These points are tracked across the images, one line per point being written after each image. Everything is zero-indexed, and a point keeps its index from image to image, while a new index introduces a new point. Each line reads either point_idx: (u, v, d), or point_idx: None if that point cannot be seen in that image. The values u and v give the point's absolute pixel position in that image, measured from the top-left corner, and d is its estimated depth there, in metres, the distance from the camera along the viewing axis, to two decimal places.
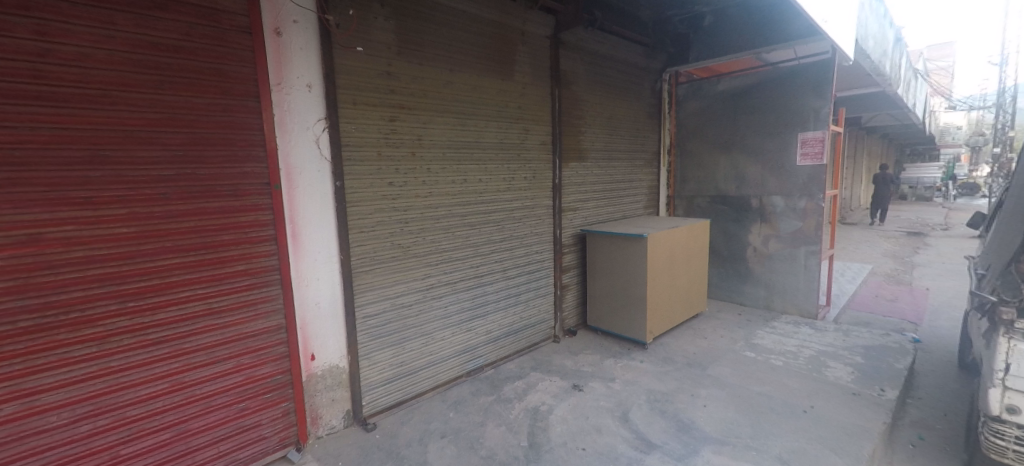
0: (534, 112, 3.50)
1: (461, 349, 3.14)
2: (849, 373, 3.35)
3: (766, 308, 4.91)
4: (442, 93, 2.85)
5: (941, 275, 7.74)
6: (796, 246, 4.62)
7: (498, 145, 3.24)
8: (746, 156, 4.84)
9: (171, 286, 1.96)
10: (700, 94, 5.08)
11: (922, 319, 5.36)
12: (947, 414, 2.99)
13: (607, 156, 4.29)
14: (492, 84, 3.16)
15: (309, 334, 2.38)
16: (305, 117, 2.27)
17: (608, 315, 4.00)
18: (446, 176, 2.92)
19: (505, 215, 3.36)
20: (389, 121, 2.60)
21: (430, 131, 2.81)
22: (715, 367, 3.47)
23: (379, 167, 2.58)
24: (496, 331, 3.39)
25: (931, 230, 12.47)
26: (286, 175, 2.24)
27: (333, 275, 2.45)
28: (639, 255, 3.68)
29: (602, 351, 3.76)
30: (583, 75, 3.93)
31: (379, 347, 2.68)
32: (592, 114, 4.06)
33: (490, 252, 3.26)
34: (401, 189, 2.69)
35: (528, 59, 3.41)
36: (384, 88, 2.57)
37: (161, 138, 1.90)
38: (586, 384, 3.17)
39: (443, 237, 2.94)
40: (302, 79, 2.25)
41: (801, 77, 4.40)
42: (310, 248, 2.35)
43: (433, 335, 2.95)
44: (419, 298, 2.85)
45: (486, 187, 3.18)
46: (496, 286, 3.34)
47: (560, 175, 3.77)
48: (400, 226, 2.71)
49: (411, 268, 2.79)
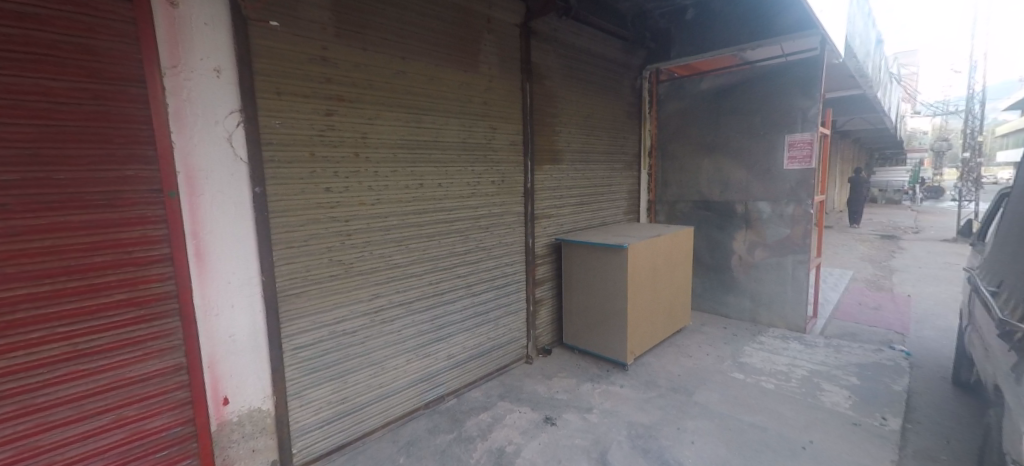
0: (502, 108, 3.13)
1: (418, 378, 2.74)
2: (845, 398, 3.19)
3: (751, 320, 4.65)
4: (393, 85, 2.44)
5: (920, 281, 7.67)
6: (782, 254, 4.37)
7: (461, 145, 2.85)
8: (732, 159, 4.55)
9: (17, 326, 1.51)
10: (681, 93, 4.78)
11: (908, 329, 5.21)
12: (950, 442, 2.76)
13: (584, 157, 3.95)
14: (454, 75, 2.77)
15: (219, 373, 1.93)
16: (213, 108, 1.82)
17: (585, 333, 3.65)
18: (399, 180, 2.51)
19: (470, 224, 2.97)
20: (326, 115, 2.17)
21: (378, 128, 2.39)
22: (702, 392, 3.18)
23: (313, 169, 2.14)
24: (459, 354, 3.00)
25: (904, 233, 12.59)
26: (188, 180, 1.79)
27: (254, 302, 2.00)
28: (618, 268, 3.35)
29: (579, 373, 3.41)
30: (557, 69, 3.58)
31: (314, 384, 2.24)
32: (568, 112, 3.71)
33: (452, 266, 2.87)
34: (342, 196, 2.26)
35: (494, 49, 3.03)
36: (319, 76, 2.14)
37: (2, 132, 1.46)
38: (560, 417, 2.82)
39: (394, 250, 2.52)
40: (207, 61, 1.81)
41: (789, 74, 4.13)
42: (222, 270, 1.89)
43: (384, 364, 2.54)
44: (367, 324, 2.42)
45: (446, 193, 2.79)
46: (460, 304, 2.95)
47: (533, 179, 3.41)
48: (342, 240, 2.28)
49: (355, 290, 2.36)
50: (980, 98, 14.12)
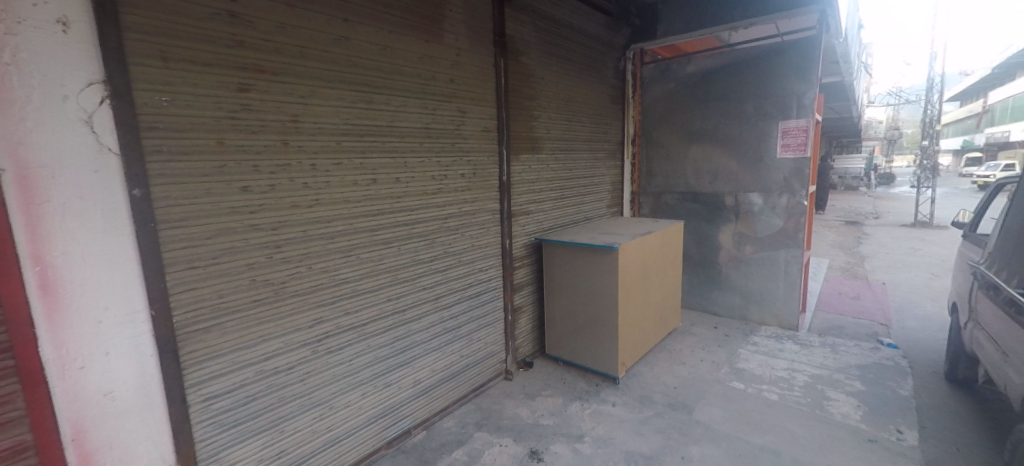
0: (473, 87, 2.65)
1: (377, 413, 2.28)
2: (854, 407, 2.92)
3: (741, 318, 4.37)
4: (333, 54, 1.94)
5: (892, 267, 7.68)
6: (774, 248, 4.10)
7: (423, 132, 2.37)
8: (720, 147, 4.22)
9: None
10: (667, 76, 4.40)
11: (892, 320, 5.08)
12: (962, 449, 2.54)
13: (565, 146, 3.53)
14: (414, 47, 2.28)
15: (92, 446, 1.42)
16: (60, 80, 1.30)
17: (570, 343, 3.26)
18: (345, 175, 2.02)
19: (436, 226, 2.50)
20: (239, 91, 1.67)
21: (314, 109, 1.89)
22: (702, 408, 2.85)
23: (224, 163, 1.64)
24: (428, 379, 2.55)
25: (867, 219, 12.81)
26: (21, 181, 1.25)
27: (138, 345, 1.49)
28: (607, 271, 2.96)
29: (565, 390, 3.02)
30: (535, 45, 3.13)
31: (237, 440, 1.76)
32: (546, 95, 3.27)
33: (416, 277, 2.40)
34: (267, 198, 1.77)
35: (462, 17, 2.55)
36: (227, 39, 1.63)
37: None
38: (547, 450, 2.43)
39: (342, 263, 2.05)
40: (46, 9, 1.27)
41: (784, 55, 3.81)
42: (85, 306, 1.38)
43: (333, 403, 2.07)
44: (306, 356, 1.95)
45: (407, 189, 2.31)
46: (426, 321, 2.49)
47: (509, 171, 2.96)
48: (269, 253, 1.80)
49: (289, 314, 1.88)
50: (936, 86, 14.46)
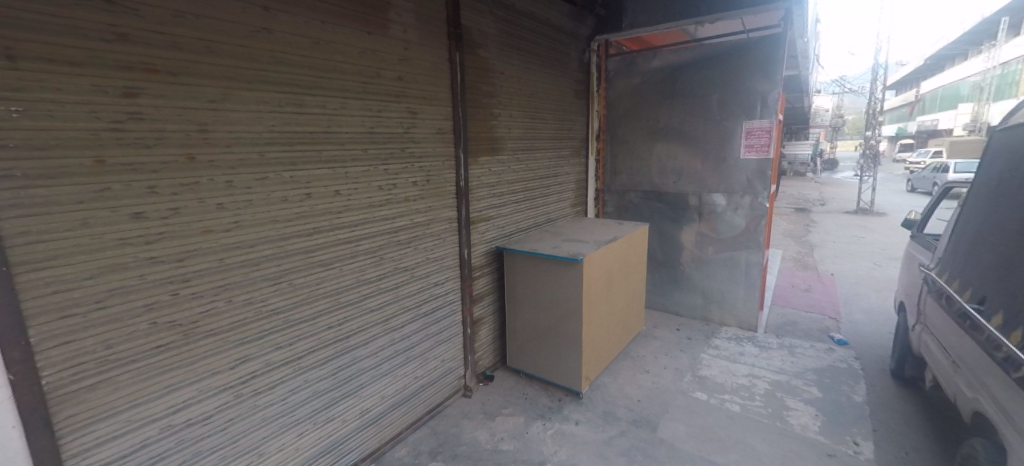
0: (425, 84, 2.38)
1: (319, 452, 2.05)
2: (812, 417, 2.92)
3: (703, 318, 4.35)
4: (251, 50, 1.63)
5: (838, 257, 7.96)
6: (736, 249, 4.07)
7: (368, 137, 2.09)
8: (685, 145, 4.12)
9: None
10: (633, 70, 4.24)
11: (840, 313, 5.23)
12: (908, 454, 2.59)
13: (527, 145, 3.31)
14: (354, 40, 1.98)
15: None
16: None
17: (532, 355, 3.10)
18: (270, 191, 1.73)
19: (385, 241, 2.24)
20: (124, 97, 1.35)
21: (228, 116, 1.59)
22: (666, 424, 2.77)
23: (104, 186, 1.34)
24: (377, 407, 2.32)
25: (814, 206, 13.33)
26: None
27: None
28: (570, 283, 2.80)
29: (527, 408, 2.87)
30: (494, 36, 2.86)
31: None
32: (506, 90, 3.02)
33: (362, 301, 2.15)
34: (168, 224, 1.47)
35: (410, 5, 2.25)
36: (103, 31, 1.30)
37: None
38: None
39: (270, 293, 1.78)
40: None
41: (750, 52, 3.71)
42: None
43: (264, 448, 1.83)
44: (228, 402, 1.69)
45: (349, 203, 2.03)
46: (374, 345, 2.25)
47: (467, 176, 2.71)
48: (173, 290, 1.51)
49: (204, 357, 1.61)
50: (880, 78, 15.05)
